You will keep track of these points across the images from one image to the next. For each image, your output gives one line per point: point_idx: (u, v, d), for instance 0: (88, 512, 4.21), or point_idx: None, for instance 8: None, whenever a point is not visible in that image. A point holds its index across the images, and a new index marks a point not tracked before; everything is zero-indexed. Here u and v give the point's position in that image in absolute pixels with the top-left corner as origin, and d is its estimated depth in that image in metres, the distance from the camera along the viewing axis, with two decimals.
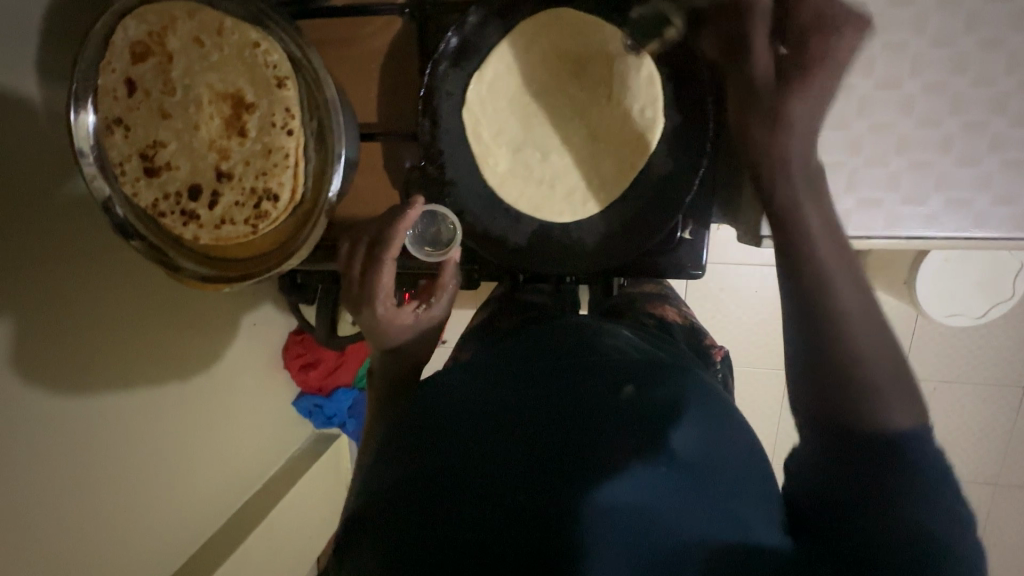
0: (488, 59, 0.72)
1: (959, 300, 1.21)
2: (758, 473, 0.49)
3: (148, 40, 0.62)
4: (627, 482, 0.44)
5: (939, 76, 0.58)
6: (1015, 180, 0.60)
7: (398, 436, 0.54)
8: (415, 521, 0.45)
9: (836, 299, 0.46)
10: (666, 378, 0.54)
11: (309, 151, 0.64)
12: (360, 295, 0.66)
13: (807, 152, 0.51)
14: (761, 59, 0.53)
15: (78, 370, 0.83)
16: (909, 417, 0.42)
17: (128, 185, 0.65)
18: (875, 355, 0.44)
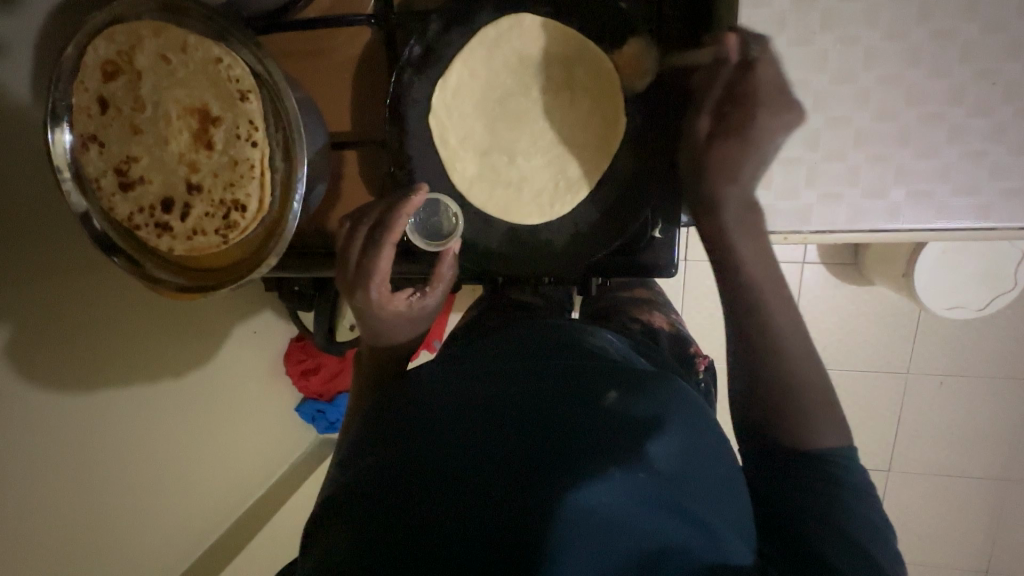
0: (452, 65, 0.74)
1: (958, 292, 1.19)
2: (733, 486, 0.50)
3: (118, 59, 0.64)
4: (606, 488, 0.46)
5: (893, 69, 0.59)
6: (977, 171, 0.60)
7: (377, 428, 0.54)
8: (396, 510, 0.45)
9: (776, 330, 0.54)
10: (652, 383, 0.55)
11: (274, 161, 0.66)
12: (356, 277, 0.65)
13: (743, 193, 0.59)
14: (705, 110, 0.61)
15: (77, 379, 0.86)
16: (834, 440, 0.50)
17: (104, 200, 0.67)
18: (808, 389, 0.52)
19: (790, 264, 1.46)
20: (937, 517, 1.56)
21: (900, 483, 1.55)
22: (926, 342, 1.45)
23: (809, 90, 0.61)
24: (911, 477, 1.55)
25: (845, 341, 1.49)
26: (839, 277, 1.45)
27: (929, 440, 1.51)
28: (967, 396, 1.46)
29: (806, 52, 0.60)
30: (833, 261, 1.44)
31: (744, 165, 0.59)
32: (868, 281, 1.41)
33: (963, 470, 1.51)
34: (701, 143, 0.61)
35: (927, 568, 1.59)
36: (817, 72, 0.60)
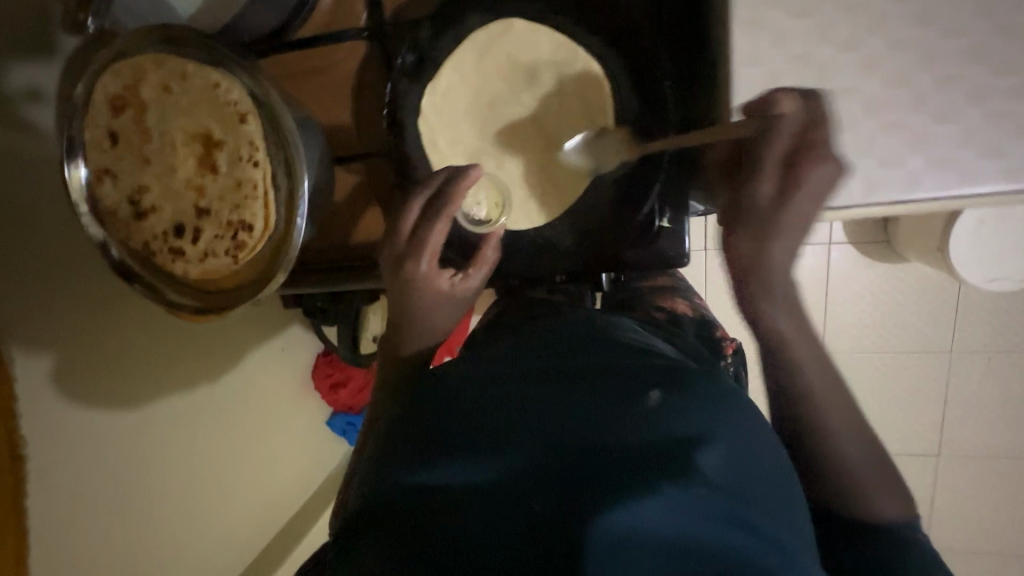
0: (443, 69, 0.73)
1: (1001, 262, 1.12)
2: (783, 488, 0.49)
3: (123, 93, 0.66)
4: (654, 505, 0.43)
5: (902, 34, 0.56)
6: (1002, 131, 0.56)
7: (410, 440, 0.53)
8: (439, 524, 0.45)
9: (821, 412, 0.51)
10: (693, 388, 0.52)
11: (276, 179, 0.66)
12: (406, 249, 0.64)
13: (789, 258, 0.55)
14: (766, 173, 0.54)
15: (118, 402, 0.90)
16: (899, 511, 0.48)
17: (120, 230, 0.69)
18: (862, 458, 0.50)
19: (817, 246, 1.41)
20: (997, 503, 1.47)
21: (954, 469, 1.47)
22: (971, 318, 1.38)
23: (815, 62, 0.58)
24: (965, 462, 1.46)
25: (882, 322, 1.43)
26: (871, 256, 1.39)
27: (981, 422, 1.43)
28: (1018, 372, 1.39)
29: (807, 23, 0.57)
30: (862, 240, 1.39)
31: (799, 233, 0.55)
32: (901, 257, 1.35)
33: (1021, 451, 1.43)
34: (761, 210, 0.55)
35: (992, 557, 1.50)
36: (821, 43, 0.57)
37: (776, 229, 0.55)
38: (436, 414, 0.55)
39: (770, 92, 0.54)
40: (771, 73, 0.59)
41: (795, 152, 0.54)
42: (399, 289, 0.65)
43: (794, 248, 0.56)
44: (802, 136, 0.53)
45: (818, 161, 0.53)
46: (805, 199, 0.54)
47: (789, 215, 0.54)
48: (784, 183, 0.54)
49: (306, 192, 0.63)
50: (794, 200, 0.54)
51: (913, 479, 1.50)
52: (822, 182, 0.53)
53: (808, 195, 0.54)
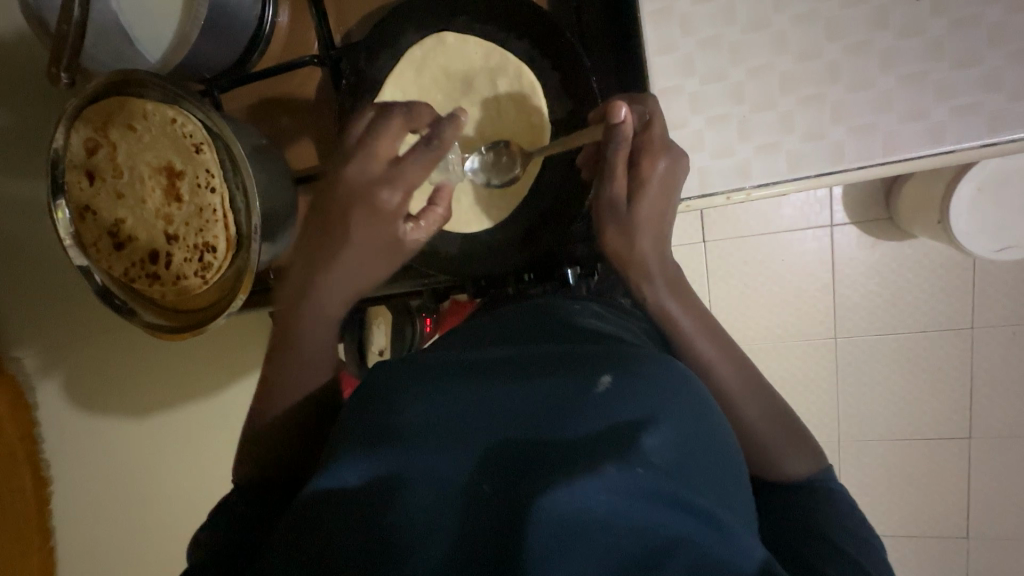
0: (384, 86, 0.78)
1: (1006, 229, 1.07)
2: (728, 468, 0.45)
3: (95, 135, 0.73)
4: (597, 492, 0.38)
5: (807, 7, 0.57)
6: (919, 93, 0.56)
7: (343, 438, 0.47)
8: (360, 524, 0.41)
9: (727, 388, 0.57)
10: (642, 368, 0.48)
11: (235, 203, 0.71)
12: (377, 174, 0.59)
13: (658, 244, 0.60)
14: (619, 174, 0.60)
15: (121, 403, 1.05)
16: (809, 466, 0.56)
17: (103, 260, 0.75)
18: (766, 421, 0.56)
19: (818, 229, 1.39)
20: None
21: (991, 451, 1.40)
22: (988, 291, 1.32)
23: (723, 44, 0.60)
24: (1003, 443, 1.39)
25: (896, 302, 1.38)
26: (876, 235, 1.35)
27: (1015, 399, 1.37)
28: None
29: (712, 8, 0.59)
30: (864, 220, 1.36)
31: (660, 226, 0.60)
32: (907, 234, 1.31)
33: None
34: (622, 207, 0.60)
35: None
36: (728, 25, 0.59)
37: (638, 223, 0.60)
38: (366, 406, 0.50)
39: (612, 99, 0.58)
40: (684, 59, 0.62)
41: (638, 155, 0.60)
42: (355, 216, 0.59)
43: (659, 237, 0.60)
44: (641, 138, 0.60)
45: (658, 158, 0.59)
46: (655, 193, 0.59)
47: (647, 207, 0.60)
48: (633, 185, 0.60)
49: (260, 213, 0.68)
50: (647, 195, 0.59)
51: (948, 463, 1.43)
52: (665, 175, 0.59)
53: (657, 189, 0.59)
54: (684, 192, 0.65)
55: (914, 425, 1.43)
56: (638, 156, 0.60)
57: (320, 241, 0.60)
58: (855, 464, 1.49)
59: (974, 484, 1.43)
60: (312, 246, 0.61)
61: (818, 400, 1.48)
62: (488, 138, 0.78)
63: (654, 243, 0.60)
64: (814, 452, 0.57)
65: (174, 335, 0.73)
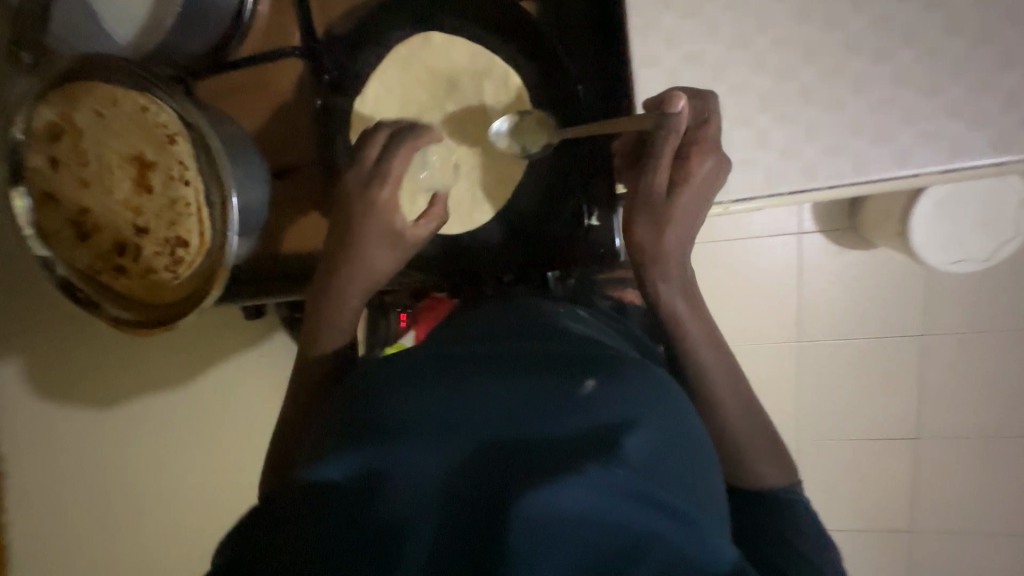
0: (369, 83, 0.77)
1: (964, 244, 1.14)
2: (704, 469, 0.47)
3: (58, 119, 0.69)
4: (579, 489, 0.39)
5: (785, 29, 0.59)
6: (887, 117, 0.59)
7: (325, 435, 0.47)
8: (340, 520, 0.41)
9: (717, 394, 0.58)
10: (622, 370, 0.49)
11: (209, 197, 0.69)
12: (366, 174, 0.61)
13: (682, 242, 0.58)
14: (661, 165, 0.56)
15: (81, 392, 1.01)
16: (780, 476, 0.57)
17: (66, 251, 0.72)
18: (749, 428, 0.57)
19: (787, 236, 1.44)
20: (984, 481, 1.48)
21: (939, 450, 1.48)
22: (939, 300, 1.40)
23: (706, 60, 0.61)
24: (949, 442, 1.48)
25: (855, 308, 1.44)
26: (840, 244, 1.41)
27: (959, 402, 1.46)
28: (992, 350, 1.41)
29: (696, 24, 0.61)
30: (830, 229, 1.41)
31: (690, 224, 0.58)
32: (869, 243, 1.38)
33: (1005, 427, 1.45)
34: (658, 198, 0.57)
35: (984, 536, 1.51)
36: (710, 41, 0.61)
37: (672, 217, 0.57)
38: (349, 403, 0.49)
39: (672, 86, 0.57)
40: (668, 72, 0.63)
41: (682, 148, 0.58)
42: (355, 214, 0.60)
43: (683, 237, 0.59)
44: (691, 133, 0.58)
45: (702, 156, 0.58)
46: (694, 192, 0.57)
47: (682, 204, 0.58)
48: (674, 181, 0.57)
49: (236, 210, 0.66)
50: (686, 190, 0.57)
51: (899, 462, 1.51)
52: (708, 175, 0.57)
53: (697, 187, 0.57)
54: None
55: (869, 426, 1.50)
56: (683, 153, 0.57)
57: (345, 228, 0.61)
58: (815, 463, 1.55)
59: (922, 482, 1.51)
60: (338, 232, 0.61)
61: (782, 401, 1.54)
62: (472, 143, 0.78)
63: (680, 240, 0.58)
64: (786, 466, 0.58)
65: (141, 330, 0.71)
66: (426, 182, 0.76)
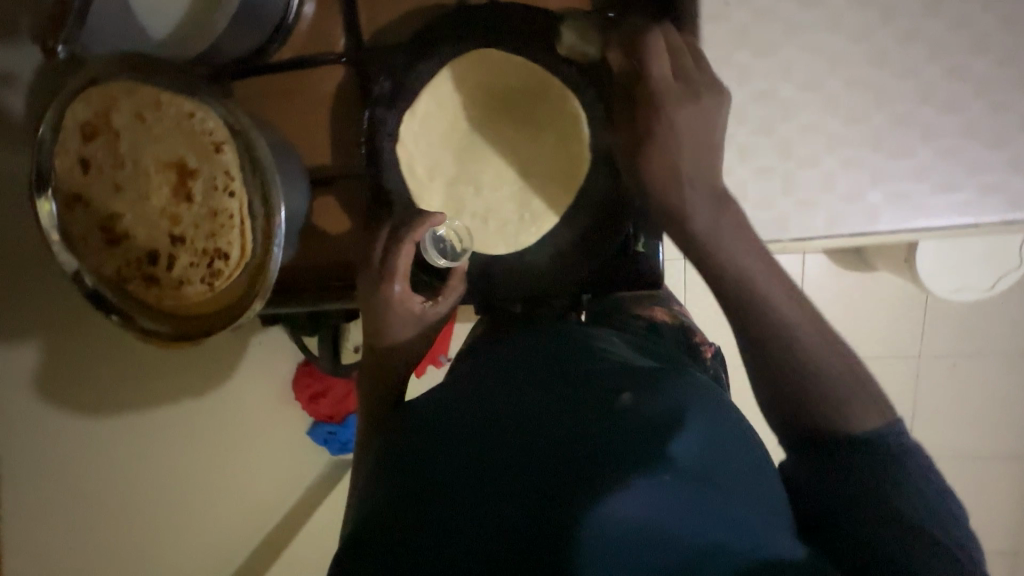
0: (420, 97, 0.76)
1: (964, 273, 1.11)
2: (771, 479, 0.45)
3: (96, 120, 0.66)
4: (632, 493, 0.40)
5: (859, 74, 0.58)
6: (953, 168, 0.59)
7: (391, 454, 0.50)
8: (405, 527, 0.43)
9: (787, 324, 0.48)
10: (666, 382, 0.50)
11: (252, 208, 0.66)
12: (377, 273, 0.67)
13: (697, 172, 0.52)
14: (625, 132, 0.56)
15: (97, 400, 0.94)
16: (877, 416, 0.44)
17: (92, 257, 0.68)
18: (827, 362, 0.46)
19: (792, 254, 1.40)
20: (994, 505, 1.45)
21: (952, 476, 1.44)
22: None
23: (777, 99, 0.61)
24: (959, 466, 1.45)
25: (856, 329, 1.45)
26: (842, 265, 1.36)
27: None
28: (1013, 377, 1.36)
29: (770, 62, 0.60)
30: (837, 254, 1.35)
31: (688, 155, 0.52)
32: (869, 266, 1.33)
33: (1021, 453, 1.40)
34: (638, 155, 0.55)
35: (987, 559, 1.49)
36: (783, 81, 0.60)
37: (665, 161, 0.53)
38: (410, 425, 0.53)
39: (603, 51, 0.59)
40: (737, 108, 0.62)
41: (639, 105, 0.55)
42: (373, 307, 0.66)
43: (689, 176, 0.52)
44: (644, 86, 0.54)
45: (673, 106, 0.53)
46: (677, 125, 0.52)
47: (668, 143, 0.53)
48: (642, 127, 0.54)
49: (283, 225, 0.63)
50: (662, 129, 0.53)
51: None
52: (680, 106, 0.52)
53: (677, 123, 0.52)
54: None
55: None
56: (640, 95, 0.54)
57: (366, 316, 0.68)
58: None
59: None
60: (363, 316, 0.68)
61: None
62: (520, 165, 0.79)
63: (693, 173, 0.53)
64: (882, 406, 0.45)
65: (172, 344, 0.67)
66: (471, 202, 0.80)
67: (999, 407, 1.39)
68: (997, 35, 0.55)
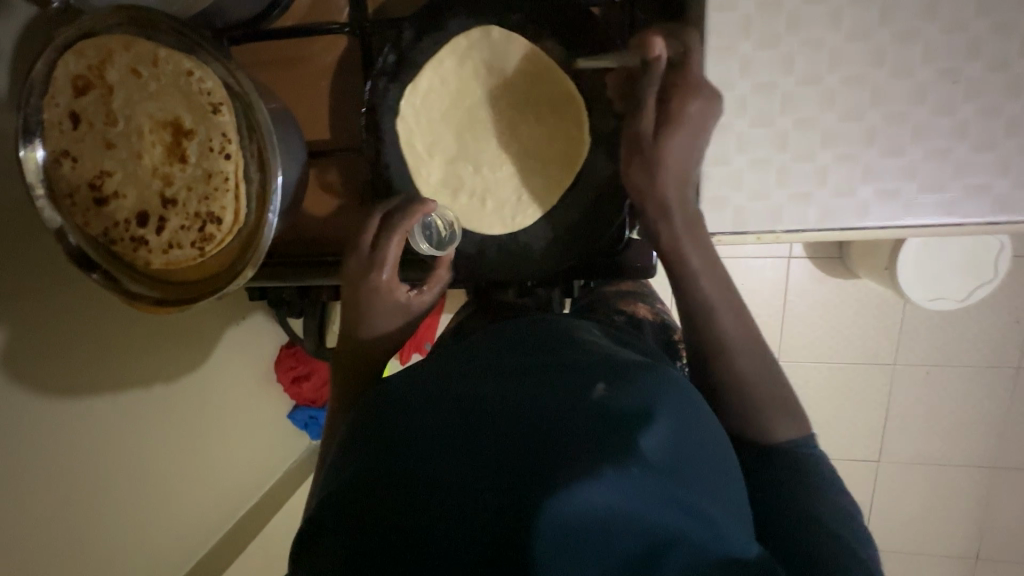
0: (423, 72, 0.76)
1: (941, 281, 1.13)
2: (724, 467, 0.48)
3: (88, 73, 0.64)
4: (601, 490, 0.40)
5: (858, 71, 0.59)
6: (942, 169, 0.61)
7: (359, 434, 0.49)
8: (372, 511, 0.42)
9: (724, 332, 0.56)
10: (641, 369, 0.50)
11: (248, 173, 0.66)
12: (366, 260, 0.68)
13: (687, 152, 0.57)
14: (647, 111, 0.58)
15: (83, 374, 0.87)
16: (795, 431, 0.54)
17: (78, 214, 0.66)
18: (753, 364, 0.56)
19: (776, 259, 1.39)
20: (953, 507, 1.50)
21: (918, 478, 1.49)
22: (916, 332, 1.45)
23: (776, 92, 0.62)
24: (926, 469, 1.48)
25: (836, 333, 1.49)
26: (825, 271, 1.37)
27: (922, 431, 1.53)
28: (985, 384, 1.39)
29: (772, 55, 0.61)
30: (817, 255, 1.37)
31: (684, 163, 0.58)
32: (854, 274, 1.34)
33: (983, 458, 1.45)
34: (646, 140, 0.58)
35: (946, 559, 1.54)
36: (783, 75, 0.61)
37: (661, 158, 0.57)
38: (379, 403, 0.51)
39: (644, 33, 0.58)
40: (738, 100, 0.63)
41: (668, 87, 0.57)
42: (361, 292, 0.67)
43: (682, 169, 0.58)
44: (679, 74, 0.57)
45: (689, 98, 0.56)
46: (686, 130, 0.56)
47: (675, 144, 0.57)
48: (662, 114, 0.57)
49: (278, 191, 0.63)
50: (677, 132, 0.56)
51: None
52: (696, 117, 0.56)
53: (689, 125, 0.56)
54: (716, 227, 0.68)
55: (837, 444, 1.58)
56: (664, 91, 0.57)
57: (351, 299, 0.68)
58: None
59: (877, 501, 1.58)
60: (349, 298, 0.68)
61: None
62: (519, 145, 0.79)
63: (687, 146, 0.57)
64: (798, 419, 0.55)
65: (157, 308, 0.66)
66: (470, 181, 0.81)
67: (971, 415, 1.42)
68: (992, 39, 0.56)
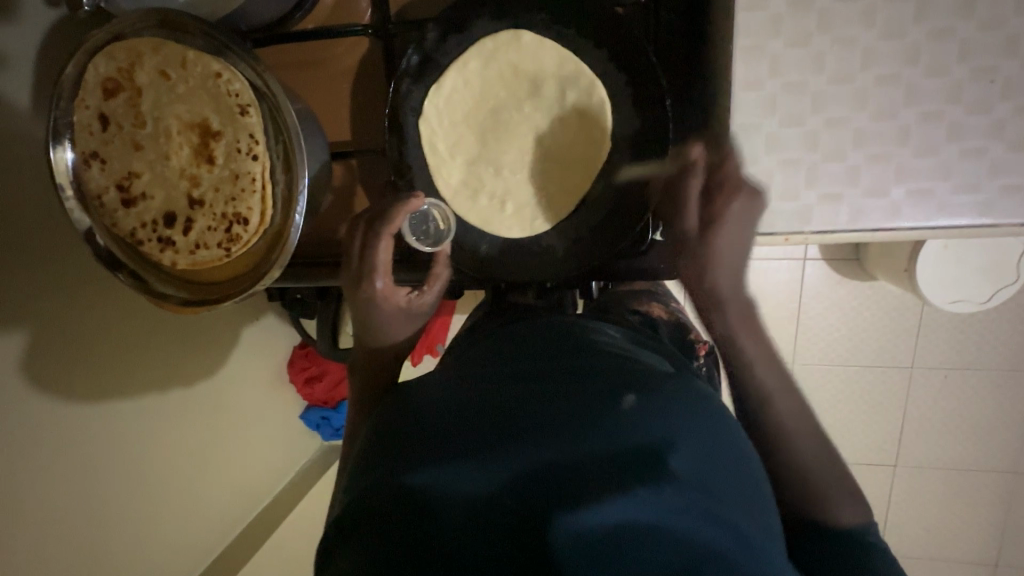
0: (447, 72, 0.76)
1: (962, 284, 1.12)
2: (757, 490, 0.46)
3: (118, 76, 0.65)
4: (626, 508, 0.38)
5: (890, 70, 0.59)
6: (977, 168, 0.60)
7: (386, 444, 0.49)
8: (396, 519, 0.42)
9: (781, 414, 0.57)
10: (666, 387, 0.50)
11: (275, 174, 0.66)
12: (360, 268, 0.71)
13: (734, 254, 0.64)
14: (689, 212, 0.66)
15: (104, 373, 0.88)
16: (854, 515, 0.54)
17: (107, 216, 0.67)
18: (814, 447, 0.56)
19: (792, 261, 1.37)
20: (972, 513, 1.47)
21: (936, 482, 1.47)
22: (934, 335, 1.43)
23: (807, 91, 0.61)
24: (944, 473, 1.46)
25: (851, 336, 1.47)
26: (842, 273, 1.35)
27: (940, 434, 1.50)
28: (1006, 388, 1.37)
29: (803, 53, 0.60)
30: (833, 257, 1.35)
31: (735, 262, 0.64)
32: (872, 276, 1.32)
33: (1005, 463, 1.42)
34: (692, 239, 0.65)
35: (965, 565, 1.51)
36: (814, 73, 0.60)
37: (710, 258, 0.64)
38: (404, 416, 0.52)
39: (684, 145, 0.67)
40: (768, 99, 0.62)
41: (712, 196, 0.64)
42: (360, 299, 0.71)
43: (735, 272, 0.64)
44: (716, 175, 0.64)
45: (732, 196, 0.63)
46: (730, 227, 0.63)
47: (720, 245, 0.64)
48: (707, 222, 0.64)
49: (305, 192, 0.63)
50: (721, 233, 0.63)
51: None
52: (740, 213, 0.63)
53: (732, 225, 0.63)
54: None
55: None
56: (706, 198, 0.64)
57: (352, 306, 0.72)
58: None
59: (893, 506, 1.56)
60: (351, 305, 0.72)
61: None
62: (539, 145, 0.78)
63: (734, 253, 0.64)
64: (860, 503, 0.55)
65: (183, 309, 0.66)
66: (491, 181, 0.80)
67: (992, 419, 1.40)
68: None
